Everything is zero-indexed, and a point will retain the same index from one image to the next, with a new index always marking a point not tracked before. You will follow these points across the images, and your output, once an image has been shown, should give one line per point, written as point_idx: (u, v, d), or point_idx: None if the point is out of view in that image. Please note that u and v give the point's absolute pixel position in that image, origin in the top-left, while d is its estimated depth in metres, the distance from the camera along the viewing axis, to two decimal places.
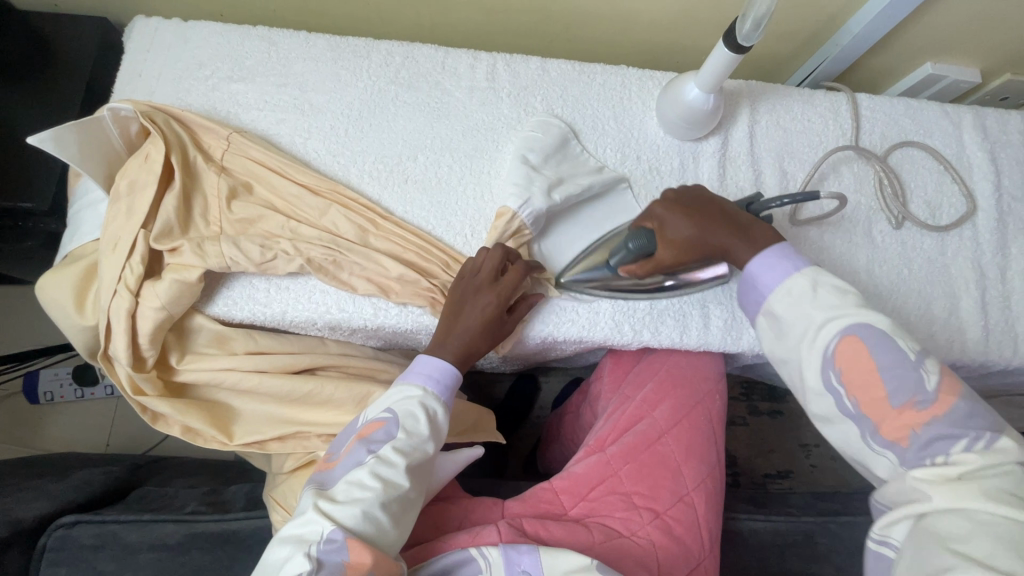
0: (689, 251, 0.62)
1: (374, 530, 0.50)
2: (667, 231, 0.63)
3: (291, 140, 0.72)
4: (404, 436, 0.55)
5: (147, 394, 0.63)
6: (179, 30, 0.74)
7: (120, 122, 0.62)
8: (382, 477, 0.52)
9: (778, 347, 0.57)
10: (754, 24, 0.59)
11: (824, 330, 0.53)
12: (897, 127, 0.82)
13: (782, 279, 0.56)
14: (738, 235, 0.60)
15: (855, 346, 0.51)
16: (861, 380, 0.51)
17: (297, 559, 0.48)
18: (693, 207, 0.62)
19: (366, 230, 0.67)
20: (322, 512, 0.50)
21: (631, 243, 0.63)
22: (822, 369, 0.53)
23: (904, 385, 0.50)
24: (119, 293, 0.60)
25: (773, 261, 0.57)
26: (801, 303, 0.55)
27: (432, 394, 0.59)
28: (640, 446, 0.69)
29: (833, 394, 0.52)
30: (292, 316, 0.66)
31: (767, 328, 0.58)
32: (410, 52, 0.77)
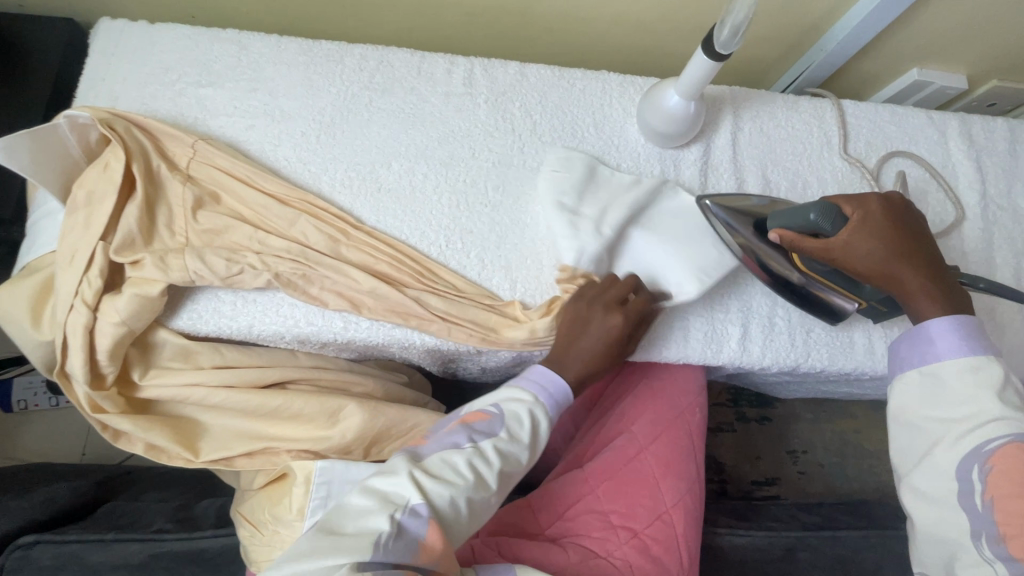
0: (871, 264, 0.57)
1: (450, 517, 0.50)
2: (864, 232, 0.57)
3: (260, 148, 0.70)
4: (507, 437, 0.55)
5: (108, 412, 0.61)
6: (145, 32, 0.72)
7: (77, 129, 0.60)
8: (476, 470, 0.52)
9: (924, 415, 0.54)
10: (732, 32, 0.58)
11: (992, 424, 0.50)
12: (881, 134, 0.81)
13: (967, 354, 0.54)
14: (937, 287, 0.56)
15: (1020, 457, 0.49)
16: (1007, 490, 0.49)
17: (377, 520, 0.46)
18: (911, 231, 0.58)
19: (336, 240, 0.65)
20: (414, 480, 0.50)
21: (814, 213, 0.57)
22: (968, 458, 0.51)
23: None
24: (77, 308, 0.58)
25: (960, 332, 0.54)
26: (981, 387, 0.52)
27: (541, 403, 0.59)
28: (617, 463, 0.67)
29: (964, 487, 0.50)
30: (259, 330, 0.64)
31: (917, 384, 0.55)
32: (384, 57, 0.75)
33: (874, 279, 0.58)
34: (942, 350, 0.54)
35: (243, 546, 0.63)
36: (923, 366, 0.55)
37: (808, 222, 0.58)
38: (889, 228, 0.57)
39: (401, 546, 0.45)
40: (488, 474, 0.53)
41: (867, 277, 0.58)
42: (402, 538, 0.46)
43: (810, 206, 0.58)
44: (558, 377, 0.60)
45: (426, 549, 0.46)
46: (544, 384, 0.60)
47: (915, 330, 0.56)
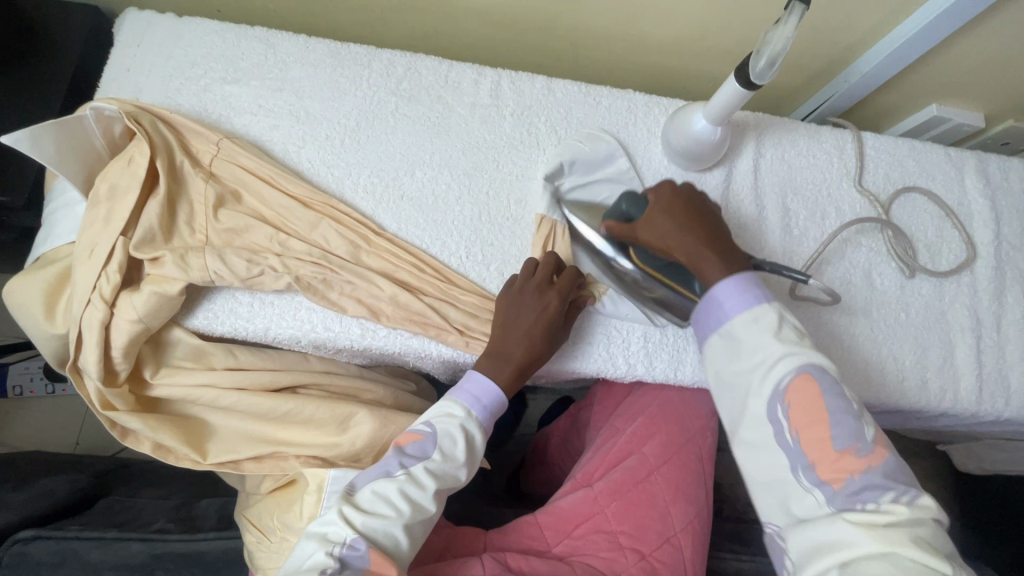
0: (661, 237, 0.58)
1: (392, 547, 0.50)
2: (656, 209, 0.59)
3: (284, 149, 0.69)
4: (440, 458, 0.55)
5: (118, 409, 0.60)
6: (172, 26, 0.71)
7: (103, 122, 0.59)
8: (410, 498, 0.52)
9: (729, 373, 0.53)
10: (769, 62, 0.58)
11: (781, 363, 0.50)
12: (900, 168, 0.82)
13: (749, 308, 0.53)
14: (716, 249, 0.56)
15: (809, 385, 0.49)
16: (806, 418, 0.49)
17: (320, 558, 0.49)
18: (700, 207, 0.59)
19: (358, 246, 0.65)
20: (346, 516, 0.50)
21: (624, 204, 0.62)
22: (770, 401, 0.50)
23: (846, 431, 0.48)
24: (93, 303, 0.57)
25: (748, 292, 0.54)
26: (760, 332, 0.52)
27: (474, 416, 0.59)
28: (627, 483, 0.68)
29: (775, 427, 0.50)
30: (275, 333, 0.63)
31: (721, 348, 0.54)
32: (413, 64, 0.74)
33: (661, 248, 0.58)
34: (729, 309, 0.54)
35: (248, 550, 0.62)
36: (720, 329, 0.54)
37: (621, 213, 0.62)
38: (680, 202, 0.59)
39: None
40: (425, 499, 0.53)
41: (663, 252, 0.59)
42: (346, 570, 0.48)
43: (620, 199, 0.63)
44: (483, 379, 0.60)
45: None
46: (468, 394, 0.59)
47: (704, 299, 0.56)
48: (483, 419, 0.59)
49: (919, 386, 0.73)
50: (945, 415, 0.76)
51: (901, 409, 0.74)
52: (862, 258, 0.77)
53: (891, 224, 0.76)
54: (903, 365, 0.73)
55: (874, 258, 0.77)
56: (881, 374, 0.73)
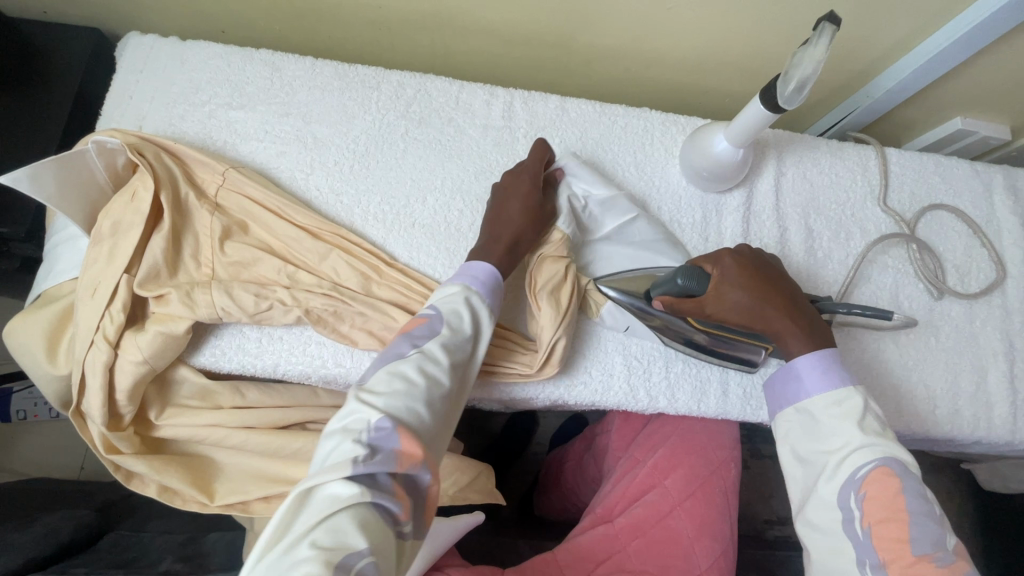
0: (740, 311, 0.57)
1: (415, 423, 0.46)
2: (724, 284, 0.57)
3: (291, 176, 0.67)
4: (448, 332, 0.53)
5: (123, 452, 0.58)
6: (176, 50, 0.69)
7: (105, 154, 0.57)
8: (427, 372, 0.49)
9: (806, 450, 0.53)
10: (798, 86, 0.56)
11: (861, 453, 0.50)
12: (926, 185, 0.79)
13: (831, 388, 0.54)
14: (799, 321, 0.57)
15: (889, 480, 0.49)
16: (882, 513, 0.48)
17: (345, 448, 0.42)
18: (770, 277, 0.58)
19: (369, 278, 0.62)
20: (364, 402, 0.46)
21: (681, 278, 0.57)
22: (844, 488, 0.50)
23: (926, 536, 0.47)
24: (96, 344, 0.54)
25: (822, 369, 0.55)
26: (843, 417, 0.52)
27: (474, 291, 0.57)
28: (649, 519, 0.66)
29: (845, 515, 0.49)
30: (285, 370, 0.61)
31: (797, 427, 0.55)
32: (423, 85, 0.72)
33: (744, 320, 0.58)
34: (809, 387, 0.55)
35: None
36: (795, 404, 0.56)
37: (676, 286, 0.57)
38: (748, 273, 0.58)
39: (380, 460, 0.42)
40: (440, 371, 0.50)
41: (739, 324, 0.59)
42: (378, 453, 0.42)
43: (676, 272, 0.57)
44: (475, 263, 0.59)
45: (406, 457, 0.43)
46: (467, 276, 0.58)
47: (784, 371, 0.57)
48: (488, 298, 0.58)
49: (951, 414, 0.70)
50: (979, 443, 0.73)
51: (932, 438, 0.71)
52: (889, 280, 0.74)
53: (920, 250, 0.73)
54: (934, 392, 0.71)
55: (902, 279, 0.74)
56: (912, 401, 0.70)
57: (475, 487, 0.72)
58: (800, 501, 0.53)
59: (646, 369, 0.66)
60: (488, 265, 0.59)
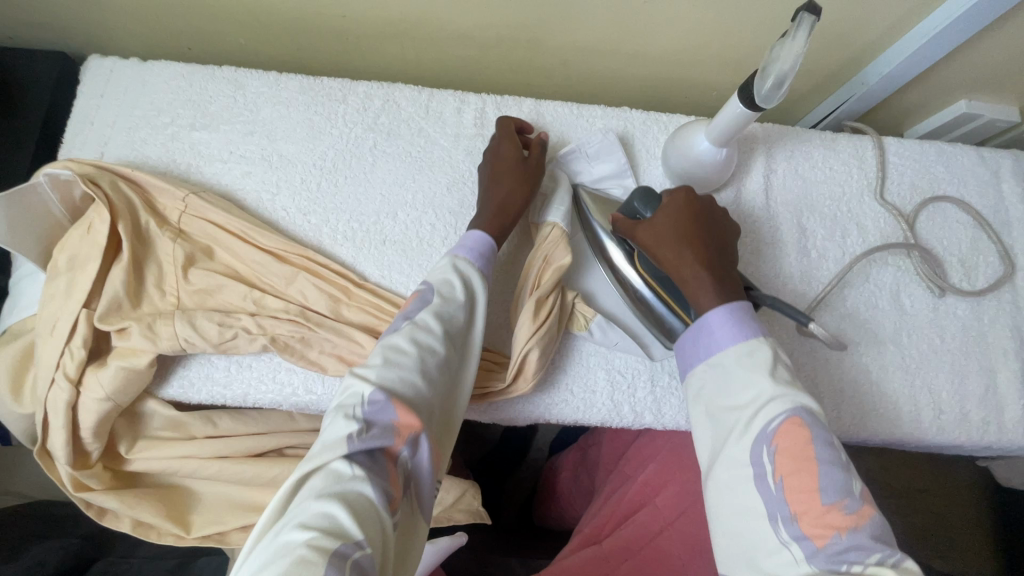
0: (661, 246, 0.54)
1: (410, 392, 0.45)
2: (664, 211, 0.55)
3: (257, 197, 0.65)
4: (441, 301, 0.52)
5: (94, 489, 0.57)
6: (136, 72, 0.68)
7: (60, 186, 0.56)
8: (419, 342, 0.48)
9: (716, 407, 0.48)
10: (776, 82, 0.52)
11: (768, 405, 0.45)
12: (928, 175, 0.74)
13: (741, 339, 0.49)
14: (716, 276, 0.52)
15: (798, 430, 0.44)
16: (792, 465, 0.43)
17: (339, 424, 0.42)
18: (711, 225, 0.55)
19: (338, 300, 0.60)
20: (358, 376, 0.45)
21: (637, 202, 0.57)
22: (756, 442, 0.44)
23: (833, 483, 0.42)
24: (57, 382, 0.54)
25: (742, 320, 0.50)
26: (753, 368, 0.47)
27: (466, 259, 0.56)
28: (639, 539, 0.64)
29: (757, 470, 0.44)
30: (254, 399, 0.59)
31: (707, 380, 0.50)
32: (391, 95, 0.70)
33: (657, 257, 0.54)
34: (720, 338, 0.49)
35: None
36: (709, 359, 0.50)
37: (631, 210, 0.57)
38: (687, 212, 0.54)
39: (375, 434, 0.42)
40: (433, 340, 0.50)
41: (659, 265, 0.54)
42: (374, 428, 0.42)
43: (634, 194, 0.58)
44: (472, 231, 0.59)
45: (402, 428, 0.42)
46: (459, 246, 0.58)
47: (695, 323, 0.51)
48: (481, 267, 0.57)
49: (958, 419, 0.66)
50: (990, 448, 0.69)
51: (939, 445, 0.68)
52: (889, 278, 0.70)
53: (918, 247, 0.69)
54: (940, 397, 0.67)
55: (902, 277, 0.70)
56: (915, 407, 0.66)
57: (460, 506, 0.70)
58: (710, 461, 0.47)
59: (630, 385, 0.63)
60: (484, 232, 0.59)
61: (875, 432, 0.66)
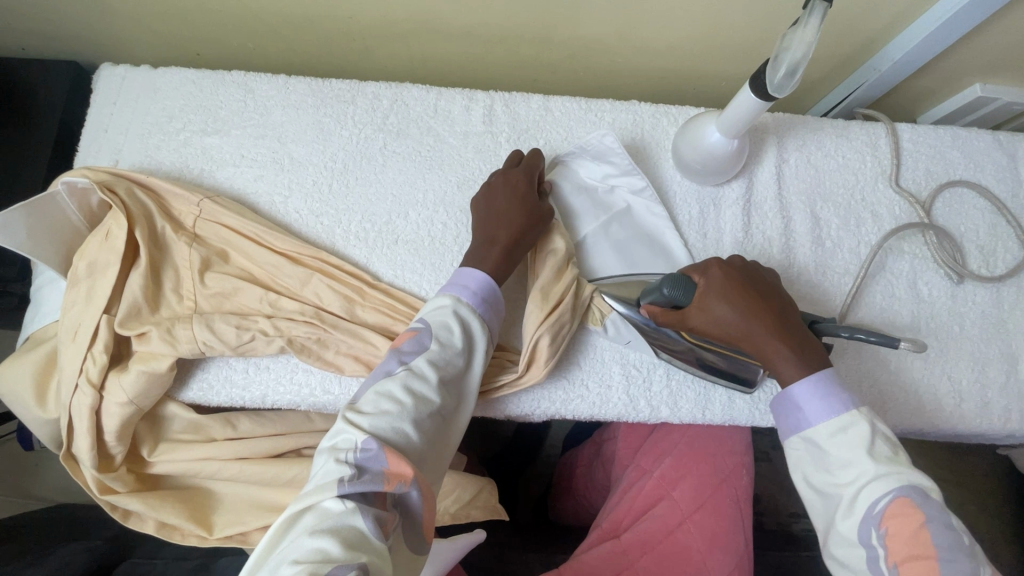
0: (727, 330, 0.54)
1: (403, 443, 0.46)
2: (710, 300, 0.54)
3: (269, 201, 0.66)
4: (438, 347, 0.51)
5: (118, 492, 0.58)
6: (147, 79, 0.69)
7: (77, 194, 0.57)
8: (414, 391, 0.48)
9: (818, 481, 0.50)
10: (788, 71, 0.52)
11: (876, 485, 0.47)
12: (943, 161, 0.73)
13: (833, 414, 0.50)
14: (793, 345, 0.53)
15: (911, 514, 0.46)
16: (909, 551, 0.45)
17: (331, 468, 0.43)
18: (760, 292, 0.54)
19: (352, 300, 0.61)
20: (351, 421, 0.46)
21: (665, 288, 0.55)
22: (864, 523, 0.47)
23: (958, 574, 0.44)
24: (81, 388, 0.54)
25: (817, 394, 0.51)
26: (852, 446, 0.49)
27: (466, 303, 0.55)
28: (657, 533, 0.63)
29: (870, 552, 0.46)
30: (273, 400, 0.60)
31: (805, 458, 0.51)
32: (399, 95, 0.70)
33: (724, 337, 0.54)
34: (810, 414, 0.51)
35: None
36: (800, 432, 0.52)
37: (662, 296, 0.56)
38: (733, 288, 0.54)
39: (366, 480, 0.42)
40: (428, 390, 0.49)
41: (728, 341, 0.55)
42: (365, 473, 0.42)
43: (661, 282, 0.56)
44: (467, 270, 0.57)
45: (392, 476, 0.43)
46: (460, 285, 0.56)
47: (782, 399, 0.53)
48: (483, 310, 0.55)
49: (980, 407, 0.66)
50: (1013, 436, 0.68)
51: (960, 434, 0.67)
52: (905, 267, 0.69)
53: (935, 234, 0.68)
54: (960, 385, 0.66)
55: (920, 265, 0.69)
56: (936, 396, 0.66)
57: (477, 503, 0.71)
58: (822, 533, 0.50)
59: (645, 378, 0.63)
60: (484, 274, 0.57)
61: (895, 422, 0.65)
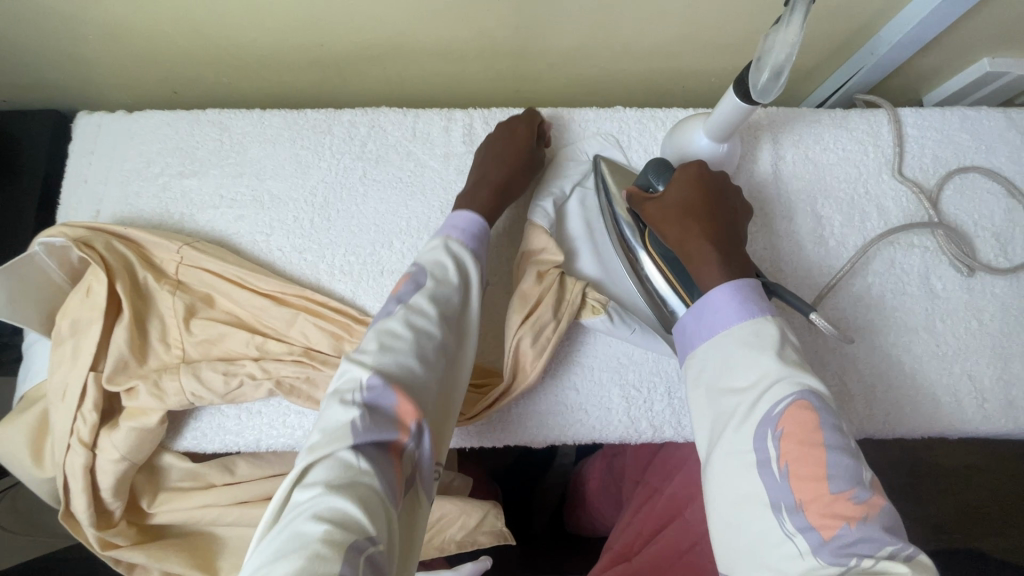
0: (671, 218, 0.53)
1: (413, 376, 0.44)
2: (670, 189, 0.54)
3: (251, 241, 0.65)
4: (433, 284, 0.51)
5: (121, 545, 0.58)
6: (122, 125, 0.68)
7: (56, 253, 0.56)
8: (414, 324, 0.47)
9: (718, 387, 0.45)
10: (773, 74, 0.49)
11: (774, 388, 0.42)
12: (952, 146, 0.69)
13: (748, 317, 0.46)
14: (724, 255, 0.50)
15: (803, 413, 0.41)
16: (798, 453, 0.40)
17: (338, 410, 0.41)
18: (720, 205, 0.53)
19: (339, 339, 0.59)
20: (357, 361, 0.44)
21: (650, 170, 0.57)
22: (760, 425, 0.41)
23: (842, 470, 0.39)
24: (73, 448, 0.54)
25: (742, 301, 0.47)
26: (756, 351, 0.44)
27: (455, 239, 0.55)
28: (668, 557, 0.62)
29: (760, 457, 0.41)
30: (268, 444, 0.59)
31: (710, 365, 0.47)
32: (377, 121, 0.68)
33: (661, 226, 0.54)
34: (725, 318, 0.47)
35: None
36: (711, 337, 0.47)
37: (644, 181, 0.57)
38: (699, 185, 0.54)
39: (379, 422, 0.40)
40: (430, 324, 0.48)
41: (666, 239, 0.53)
42: (377, 414, 0.41)
43: (648, 167, 0.58)
44: (460, 213, 0.58)
45: (405, 416, 0.41)
46: (452, 228, 0.56)
47: (699, 301, 0.49)
48: (473, 246, 0.56)
49: (1003, 405, 0.62)
50: None
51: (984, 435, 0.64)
52: (916, 262, 0.66)
53: (943, 226, 0.64)
54: (982, 384, 0.62)
55: (930, 260, 0.66)
56: (956, 396, 0.62)
57: (483, 529, 0.69)
58: (709, 452, 0.44)
59: (646, 398, 0.61)
60: (476, 215, 0.58)
61: (913, 427, 0.62)
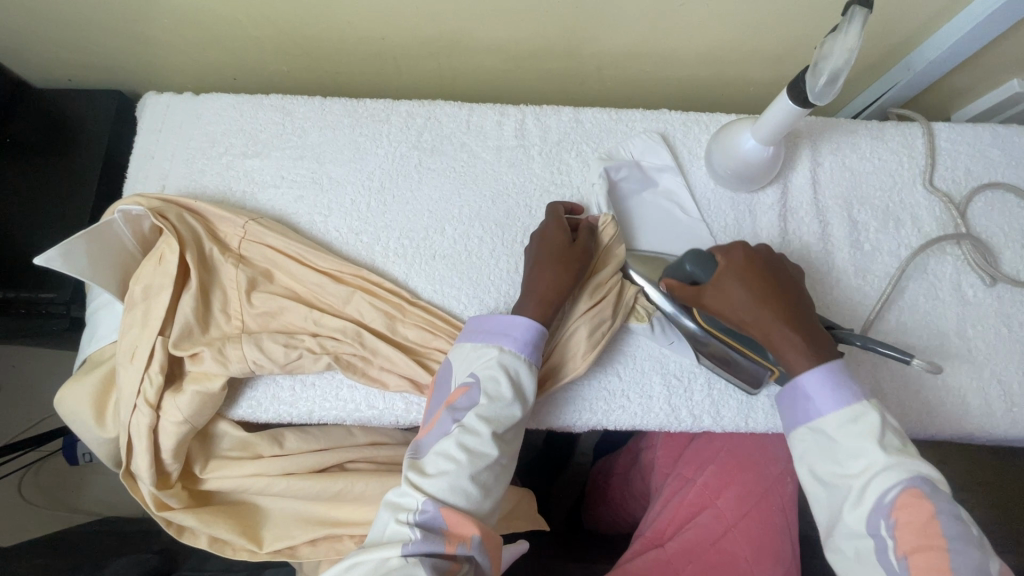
0: (744, 316, 0.53)
1: (465, 503, 0.48)
2: (728, 284, 0.53)
3: (310, 221, 0.67)
4: (487, 401, 0.51)
5: (173, 507, 0.60)
6: (189, 105, 0.71)
7: (131, 221, 0.60)
8: (468, 448, 0.49)
9: (823, 471, 0.49)
10: (830, 79, 0.52)
11: (886, 475, 0.46)
12: (984, 160, 0.72)
13: (844, 404, 0.49)
14: (806, 336, 0.52)
15: (919, 502, 0.45)
16: (915, 541, 0.44)
17: (395, 526, 0.47)
18: (780, 281, 0.54)
19: (393, 317, 0.62)
20: (413, 482, 0.49)
21: (688, 264, 0.55)
22: (872, 514, 0.46)
23: (967, 564, 0.43)
24: (139, 408, 0.57)
25: (829, 388, 0.50)
26: (861, 437, 0.48)
27: (508, 350, 0.54)
28: (703, 543, 0.63)
29: (877, 543, 0.45)
30: (320, 416, 0.61)
31: (812, 444, 0.50)
32: (432, 113, 0.71)
33: (735, 323, 0.54)
34: (821, 405, 0.50)
35: None
36: (809, 422, 0.51)
37: (686, 273, 0.56)
38: (754, 271, 0.53)
39: (427, 539, 0.45)
40: (486, 446, 0.50)
41: (741, 328, 0.54)
42: (427, 532, 0.46)
43: (684, 258, 0.56)
44: (516, 319, 0.55)
45: (453, 536, 0.46)
46: (506, 335, 0.55)
47: (791, 389, 0.51)
48: (528, 356, 0.54)
49: None
50: None
51: (1010, 440, 0.65)
52: (947, 269, 0.68)
53: (968, 235, 0.67)
54: (1011, 389, 0.64)
55: (961, 268, 0.68)
56: (985, 401, 0.64)
57: (517, 514, 0.71)
58: (826, 527, 0.49)
59: (686, 387, 0.63)
60: (529, 320, 0.55)
61: (945, 427, 0.64)
